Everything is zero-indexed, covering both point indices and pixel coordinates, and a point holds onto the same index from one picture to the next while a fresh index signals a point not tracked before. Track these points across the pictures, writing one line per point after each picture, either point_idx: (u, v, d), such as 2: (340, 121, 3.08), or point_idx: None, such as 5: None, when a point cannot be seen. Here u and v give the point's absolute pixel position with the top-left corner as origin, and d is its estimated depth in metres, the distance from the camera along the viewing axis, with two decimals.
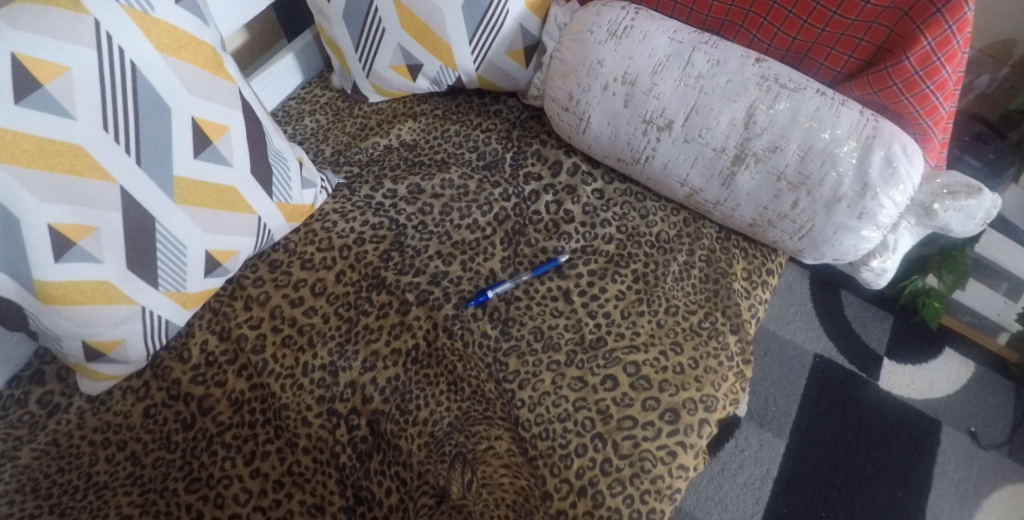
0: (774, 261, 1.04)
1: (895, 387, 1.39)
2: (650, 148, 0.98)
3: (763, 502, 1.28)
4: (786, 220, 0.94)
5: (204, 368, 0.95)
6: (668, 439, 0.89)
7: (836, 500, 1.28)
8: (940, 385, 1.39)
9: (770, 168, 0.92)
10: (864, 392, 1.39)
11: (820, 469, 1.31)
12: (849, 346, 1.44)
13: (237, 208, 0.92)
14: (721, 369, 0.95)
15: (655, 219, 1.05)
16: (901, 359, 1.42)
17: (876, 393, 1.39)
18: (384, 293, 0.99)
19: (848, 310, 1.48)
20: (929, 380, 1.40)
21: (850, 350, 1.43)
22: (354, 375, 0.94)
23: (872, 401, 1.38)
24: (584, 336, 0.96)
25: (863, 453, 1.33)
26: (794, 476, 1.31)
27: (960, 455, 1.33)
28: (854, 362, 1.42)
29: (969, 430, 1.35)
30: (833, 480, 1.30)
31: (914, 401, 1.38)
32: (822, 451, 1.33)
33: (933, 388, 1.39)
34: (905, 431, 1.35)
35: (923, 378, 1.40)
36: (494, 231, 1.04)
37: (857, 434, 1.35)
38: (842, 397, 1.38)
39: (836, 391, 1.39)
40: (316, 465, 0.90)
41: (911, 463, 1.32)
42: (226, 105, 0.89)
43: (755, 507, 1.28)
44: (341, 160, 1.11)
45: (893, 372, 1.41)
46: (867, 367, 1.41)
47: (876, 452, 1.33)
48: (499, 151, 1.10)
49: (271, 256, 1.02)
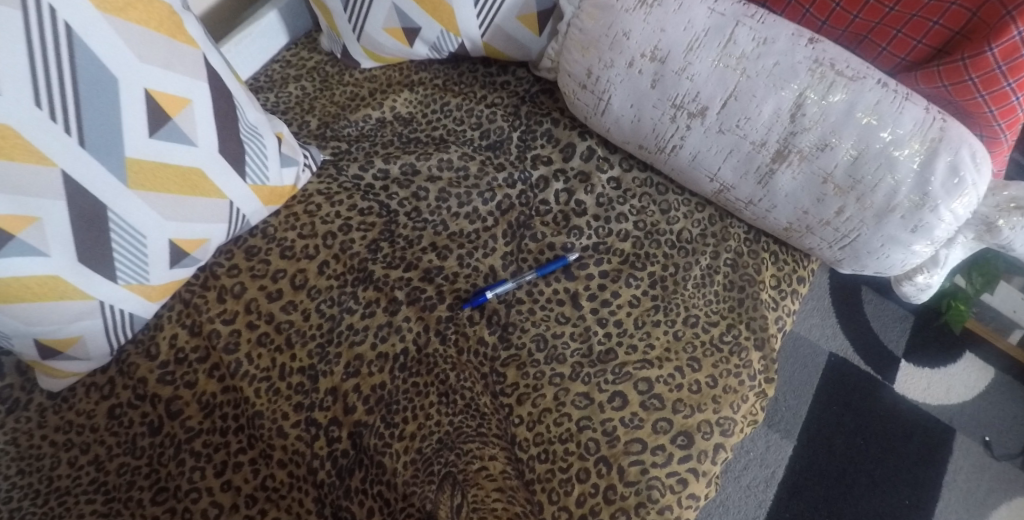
0: (805, 268, 0.94)
1: (911, 391, 1.31)
2: (677, 137, 0.86)
3: (766, 506, 1.21)
4: (828, 227, 0.83)
5: (174, 366, 0.86)
6: (679, 465, 0.81)
7: (842, 507, 1.21)
8: (957, 391, 1.31)
9: (817, 169, 0.80)
10: (878, 395, 1.30)
11: (828, 473, 1.24)
12: (867, 347, 1.34)
13: (204, 192, 0.82)
14: (741, 388, 0.86)
15: (678, 215, 0.94)
16: (918, 362, 1.33)
17: (890, 397, 1.30)
18: (372, 289, 0.90)
19: (869, 307, 1.38)
20: (947, 384, 1.31)
21: (868, 351, 1.34)
22: (336, 381, 0.85)
23: (886, 405, 1.29)
24: (591, 347, 0.87)
25: (873, 459, 1.25)
26: (800, 480, 1.23)
27: (972, 465, 1.25)
28: (870, 364, 1.33)
29: (984, 439, 1.27)
30: (839, 485, 1.22)
31: (929, 406, 1.29)
32: (830, 455, 1.25)
33: (950, 393, 1.31)
34: (917, 438, 1.27)
35: (940, 383, 1.31)
36: (496, 223, 0.93)
37: (867, 438, 1.26)
38: (856, 399, 1.30)
39: (849, 393, 1.30)
40: (292, 480, 0.82)
41: (924, 470, 1.24)
42: (188, 74, 0.78)
43: (758, 512, 1.21)
44: (328, 134, 0.99)
45: (910, 375, 1.32)
46: (883, 369, 1.32)
47: (886, 459, 1.25)
48: (505, 130, 0.98)
49: (248, 241, 0.92)
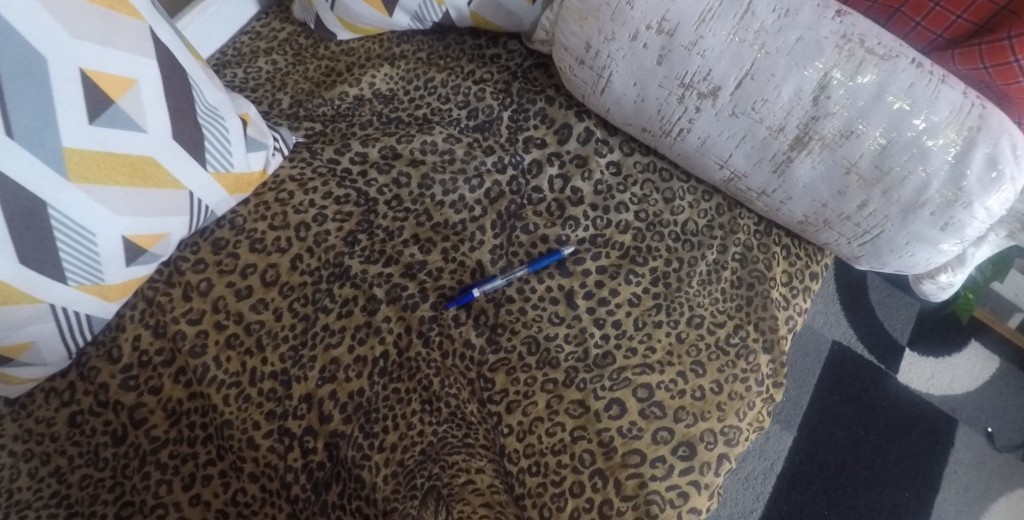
0: (819, 263, 0.87)
1: (913, 381, 1.25)
2: (685, 120, 0.78)
3: (764, 499, 1.16)
4: (848, 221, 0.76)
5: (137, 370, 0.80)
6: (680, 478, 0.75)
7: (842, 500, 1.15)
8: (961, 381, 1.25)
9: (840, 159, 0.72)
10: (880, 385, 1.24)
11: (828, 465, 1.18)
12: (871, 335, 1.28)
13: (160, 183, 0.74)
14: (748, 394, 0.79)
15: (682, 204, 0.87)
16: (923, 351, 1.27)
17: (892, 387, 1.24)
18: (349, 286, 0.83)
19: (874, 294, 1.32)
20: (950, 374, 1.25)
21: (872, 340, 1.28)
22: (311, 387, 0.79)
23: (888, 396, 1.23)
24: (588, 350, 0.80)
25: (873, 450, 1.19)
26: (800, 472, 1.18)
27: (974, 456, 1.20)
28: (873, 352, 1.27)
29: (986, 430, 1.21)
30: (839, 478, 1.17)
31: (933, 398, 1.24)
32: (830, 447, 1.19)
33: (953, 383, 1.25)
34: (919, 429, 1.21)
35: (944, 372, 1.25)
36: (484, 212, 0.86)
37: (867, 429, 1.21)
38: (858, 388, 1.24)
39: (852, 383, 1.24)
40: (264, 495, 0.76)
41: (924, 461, 1.19)
42: (132, 51, 0.69)
43: (756, 505, 1.16)
44: (301, 114, 0.91)
45: (914, 365, 1.26)
46: (887, 358, 1.26)
47: (887, 450, 1.19)
48: (495, 109, 0.91)
49: (215, 233, 0.85)
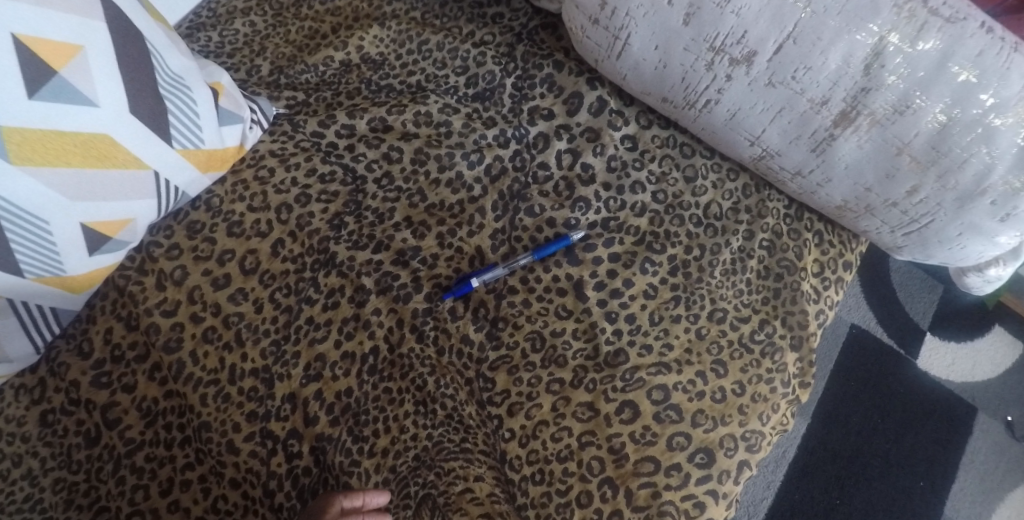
0: (853, 251, 0.79)
1: (933, 367, 1.15)
2: (713, 90, 0.69)
3: (774, 487, 1.07)
4: (893, 208, 0.67)
5: (110, 365, 0.73)
6: (696, 487, 0.68)
7: (855, 489, 1.07)
8: (983, 368, 1.15)
9: (891, 138, 0.62)
10: (899, 371, 1.14)
11: (842, 453, 1.09)
12: (892, 318, 1.17)
13: (121, 164, 0.66)
14: (773, 396, 0.72)
15: (705, 184, 0.79)
16: (945, 335, 1.16)
17: (913, 372, 1.14)
18: (335, 275, 0.76)
19: (896, 274, 1.19)
20: (972, 360, 1.15)
21: (892, 323, 1.16)
22: (295, 386, 0.72)
23: (907, 382, 1.13)
24: (598, 348, 0.73)
25: (889, 439, 1.10)
26: (812, 459, 1.09)
27: (993, 445, 1.11)
28: (893, 336, 1.16)
29: (1006, 419, 1.13)
30: (853, 467, 1.08)
31: (953, 385, 1.14)
32: (845, 435, 1.10)
33: (975, 370, 1.15)
34: (937, 416, 1.12)
35: (966, 358, 1.15)
36: (484, 192, 0.78)
37: (884, 416, 1.11)
38: (876, 374, 1.13)
39: (870, 368, 1.14)
40: (246, 503, 0.70)
41: (941, 450, 1.10)
42: (74, 12, 0.60)
43: (767, 493, 1.07)
44: (282, 81, 0.83)
45: (935, 350, 1.15)
46: (907, 342, 1.15)
47: (903, 438, 1.10)
48: (497, 75, 0.82)
49: (190, 216, 0.77)
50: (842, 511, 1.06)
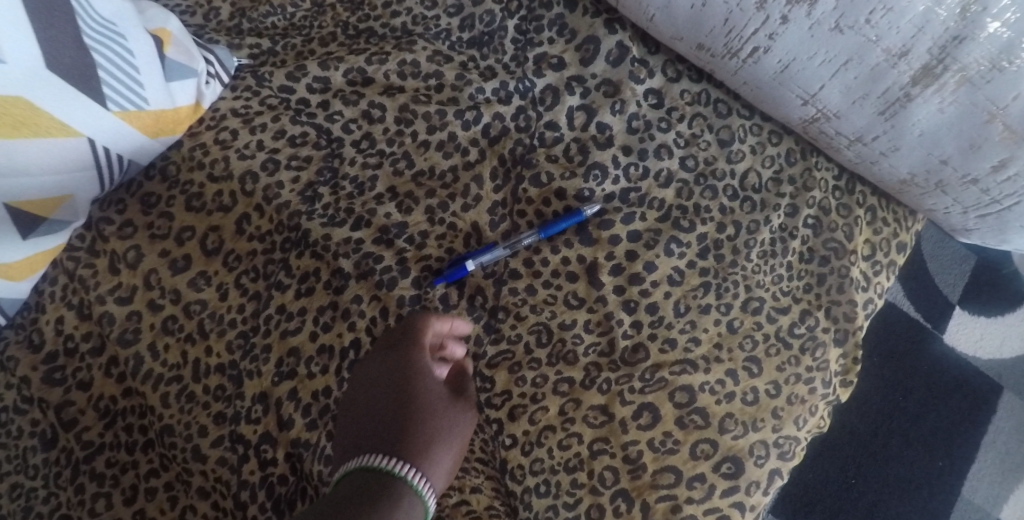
0: (909, 230, 0.67)
1: (960, 343, 0.98)
2: (763, 35, 0.56)
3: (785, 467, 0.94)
4: (971, 186, 0.56)
5: (64, 358, 0.64)
6: (721, 501, 0.59)
7: (872, 470, 0.93)
8: (1012, 345, 0.98)
9: (984, 100, 0.50)
10: (924, 346, 0.98)
11: (860, 432, 0.95)
12: (921, 290, 1.00)
13: (45, 132, 0.55)
14: (811, 398, 0.62)
15: (742, 148, 0.67)
16: (974, 308, 0.99)
17: (937, 350, 0.98)
18: (308, 256, 0.65)
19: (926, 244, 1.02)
20: (1002, 336, 0.98)
21: (921, 296, 1.00)
22: (266, 385, 0.63)
23: (932, 358, 0.98)
24: (614, 343, 0.63)
25: (910, 418, 0.95)
26: (826, 438, 0.95)
27: (1020, 426, 0.95)
28: (921, 309, 1.00)
29: None
30: (870, 447, 0.94)
31: (979, 362, 0.98)
32: (864, 411, 0.96)
33: (1003, 347, 0.98)
34: (961, 395, 0.97)
35: (994, 333, 0.98)
36: (482, 157, 0.68)
37: (907, 394, 0.96)
38: (900, 349, 0.98)
39: (895, 343, 0.98)
40: (216, 516, 0.61)
41: (962, 430, 0.95)
42: None
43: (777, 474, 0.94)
44: (244, 26, 0.72)
45: (964, 324, 0.99)
46: (935, 316, 0.99)
47: (925, 417, 0.95)
48: (497, 15, 0.69)
49: (144, 187, 0.67)
50: (857, 493, 0.92)
